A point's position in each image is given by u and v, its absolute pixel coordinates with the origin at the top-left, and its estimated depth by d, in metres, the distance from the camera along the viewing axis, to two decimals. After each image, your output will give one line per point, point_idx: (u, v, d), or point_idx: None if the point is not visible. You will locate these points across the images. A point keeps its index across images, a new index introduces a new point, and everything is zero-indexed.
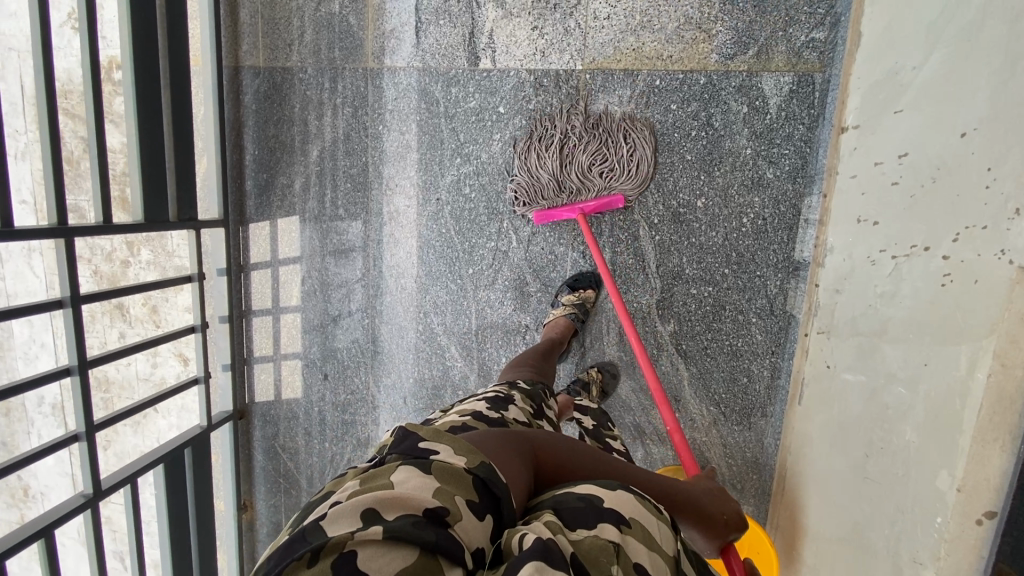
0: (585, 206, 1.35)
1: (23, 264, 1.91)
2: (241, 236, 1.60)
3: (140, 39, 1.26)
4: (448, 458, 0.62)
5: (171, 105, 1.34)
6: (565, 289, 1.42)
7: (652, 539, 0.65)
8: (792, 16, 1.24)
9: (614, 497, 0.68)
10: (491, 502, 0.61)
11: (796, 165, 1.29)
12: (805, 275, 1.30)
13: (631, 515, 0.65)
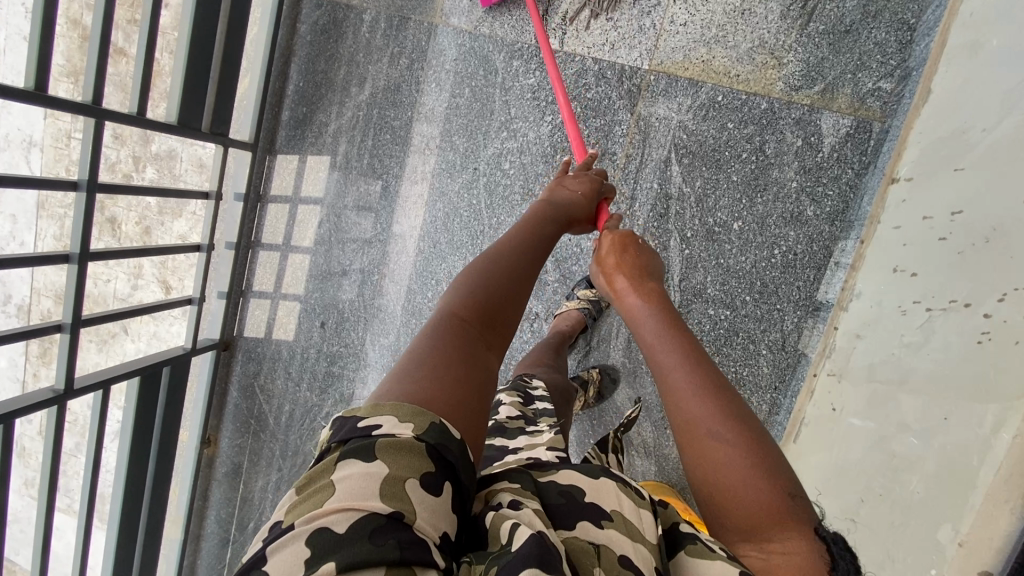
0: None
1: (19, 157, 1.84)
2: (265, 165, 1.55)
3: None
4: (392, 431, 0.51)
5: (230, 14, 1.30)
6: (583, 282, 1.40)
7: (638, 533, 0.58)
8: (864, 61, 1.25)
9: (598, 490, 0.61)
10: (449, 469, 0.51)
11: (836, 208, 1.29)
12: (825, 318, 1.29)
13: (613, 508, 0.60)
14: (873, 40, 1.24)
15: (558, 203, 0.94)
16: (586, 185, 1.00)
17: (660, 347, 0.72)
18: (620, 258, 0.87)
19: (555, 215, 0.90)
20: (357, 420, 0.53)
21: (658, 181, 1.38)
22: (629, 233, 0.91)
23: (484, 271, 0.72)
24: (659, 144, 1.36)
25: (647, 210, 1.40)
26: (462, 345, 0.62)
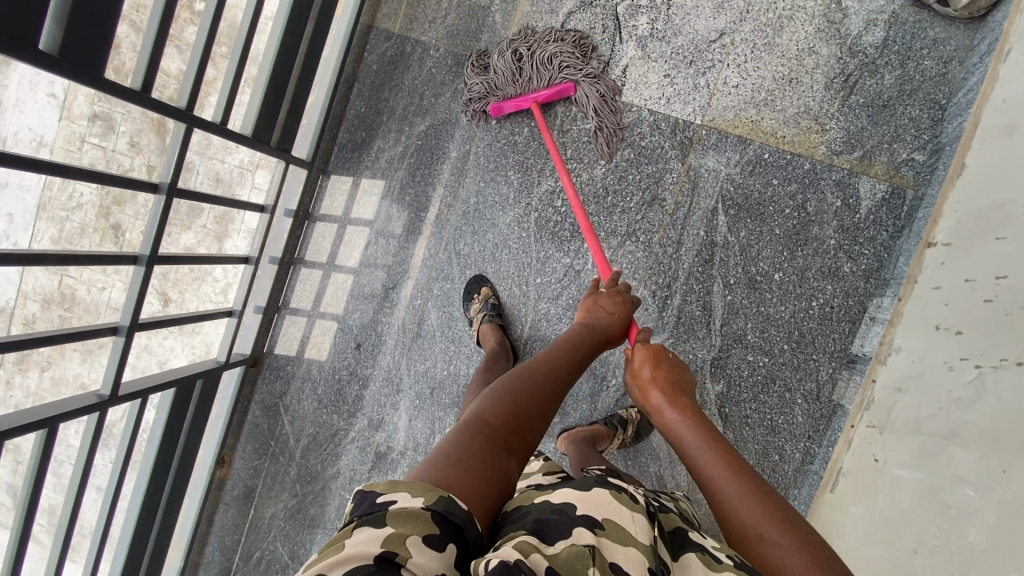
0: (537, 94, 1.40)
1: None
2: (318, 185, 1.57)
3: None
4: (403, 503, 0.59)
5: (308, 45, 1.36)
6: (468, 304, 1.48)
7: (628, 536, 0.64)
8: (898, 134, 1.36)
9: (590, 503, 0.67)
10: (452, 531, 0.58)
11: (871, 266, 1.37)
12: (861, 370, 1.34)
13: (606, 517, 0.65)
14: (908, 116, 1.36)
15: (590, 329, 1.07)
16: (618, 306, 1.12)
17: (704, 453, 0.86)
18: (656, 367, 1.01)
19: (583, 341, 1.03)
20: (376, 495, 0.60)
21: (705, 229, 1.43)
22: (660, 346, 1.04)
23: (507, 390, 0.86)
24: (707, 195, 1.43)
25: (692, 255, 1.44)
26: (481, 452, 0.73)
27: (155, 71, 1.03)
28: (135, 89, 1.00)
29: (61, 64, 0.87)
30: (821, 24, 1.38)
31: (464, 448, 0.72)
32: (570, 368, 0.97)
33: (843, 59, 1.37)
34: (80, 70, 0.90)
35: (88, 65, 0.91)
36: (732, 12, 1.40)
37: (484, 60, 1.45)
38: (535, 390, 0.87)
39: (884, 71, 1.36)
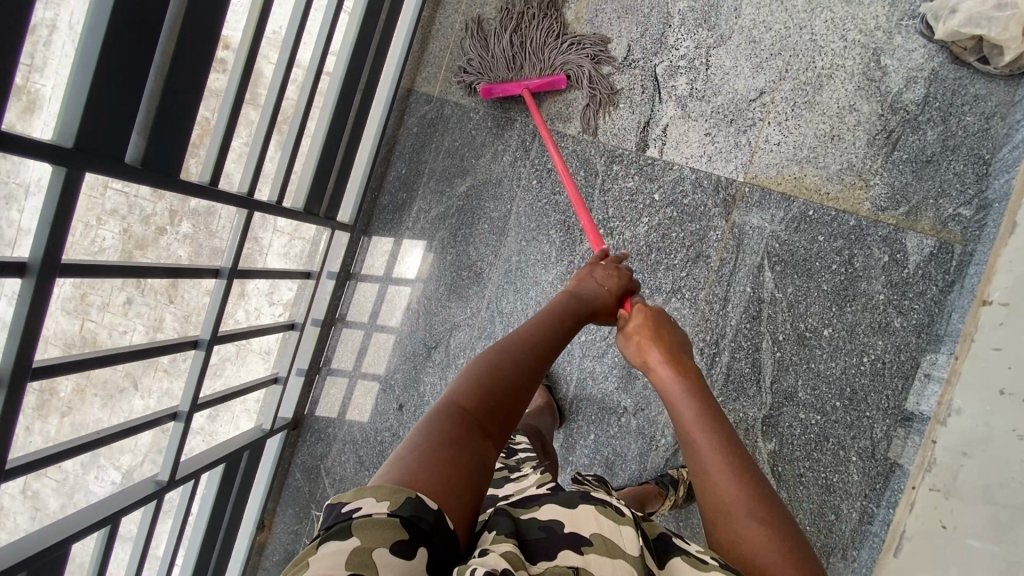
0: (530, 81, 1.44)
1: None
2: (359, 245, 1.58)
3: (355, 56, 1.33)
4: (370, 510, 0.54)
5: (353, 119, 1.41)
6: None
7: (615, 549, 0.61)
8: (944, 189, 1.36)
9: (576, 519, 0.65)
10: (425, 536, 0.54)
11: (922, 321, 1.36)
12: (919, 429, 1.32)
13: (592, 531, 0.63)
14: (953, 171, 1.36)
15: (578, 298, 1.03)
16: (612, 281, 1.09)
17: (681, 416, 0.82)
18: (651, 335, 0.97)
19: (569, 311, 0.98)
20: (342, 504, 0.56)
21: (751, 285, 1.42)
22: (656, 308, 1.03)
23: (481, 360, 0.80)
24: (752, 251, 1.42)
25: (740, 312, 1.43)
26: (458, 435, 0.67)
27: (225, 163, 1.04)
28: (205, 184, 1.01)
29: (145, 171, 0.88)
30: (861, 82, 1.39)
31: (445, 430, 0.66)
32: (552, 330, 0.90)
33: (883, 116, 1.38)
34: (161, 174, 0.91)
35: (167, 168, 0.92)
36: (771, 72, 1.42)
37: (483, 39, 1.48)
38: (520, 359, 0.81)
39: (926, 127, 1.37)
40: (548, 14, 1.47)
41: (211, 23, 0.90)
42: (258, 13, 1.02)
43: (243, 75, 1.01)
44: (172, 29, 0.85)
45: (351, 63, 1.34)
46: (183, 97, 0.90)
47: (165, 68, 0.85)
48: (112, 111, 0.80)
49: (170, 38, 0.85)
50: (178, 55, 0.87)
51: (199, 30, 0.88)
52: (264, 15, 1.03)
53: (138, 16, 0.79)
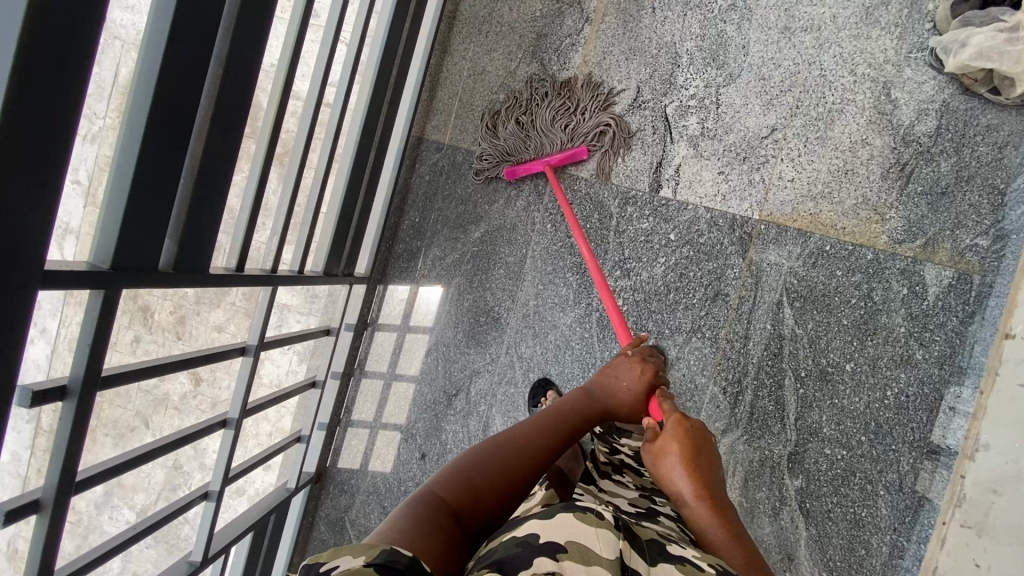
0: (551, 158, 1.45)
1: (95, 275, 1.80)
2: (375, 295, 1.58)
3: (367, 115, 1.34)
4: (347, 564, 0.53)
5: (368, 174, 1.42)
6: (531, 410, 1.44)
7: (591, 554, 0.61)
8: (960, 221, 1.36)
9: (551, 527, 0.64)
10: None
11: (944, 352, 1.35)
12: (947, 463, 1.31)
13: (567, 539, 0.62)
14: (967, 202, 1.36)
15: (592, 398, 1.01)
16: (635, 375, 1.05)
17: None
18: (686, 452, 0.85)
19: (575, 408, 0.97)
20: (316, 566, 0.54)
21: (771, 322, 1.42)
22: (692, 423, 0.90)
23: (476, 449, 0.82)
24: (771, 288, 1.42)
25: (761, 349, 1.43)
26: (438, 519, 0.67)
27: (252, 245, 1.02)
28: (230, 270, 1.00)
29: (178, 276, 0.83)
30: (872, 116, 1.39)
31: (426, 513, 0.68)
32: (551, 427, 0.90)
33: (896, 149, 1.38)
34: (192, 274, 0.86)
35: (198, 266, 0.87)
36: (782, 108, 1.42)
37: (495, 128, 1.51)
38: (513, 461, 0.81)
39: (939, 159, 1.37)
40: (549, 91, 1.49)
41: (240, 114, 0.85)
42: (280, 92, 1.00)
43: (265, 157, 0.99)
44: (201, 130, 0.80)
45: (365, 124, 1.35)
46: (213, 194, 0.85)
47: (196, 171, 0.81)
48: (145, 222, 0.76)
49: (200, 137, 0.80)
50: (208, 152, 0.82)
51: (228, 123, 0.84)
52: (285, 92, 1.01)
53: (168, 126, 0.74)
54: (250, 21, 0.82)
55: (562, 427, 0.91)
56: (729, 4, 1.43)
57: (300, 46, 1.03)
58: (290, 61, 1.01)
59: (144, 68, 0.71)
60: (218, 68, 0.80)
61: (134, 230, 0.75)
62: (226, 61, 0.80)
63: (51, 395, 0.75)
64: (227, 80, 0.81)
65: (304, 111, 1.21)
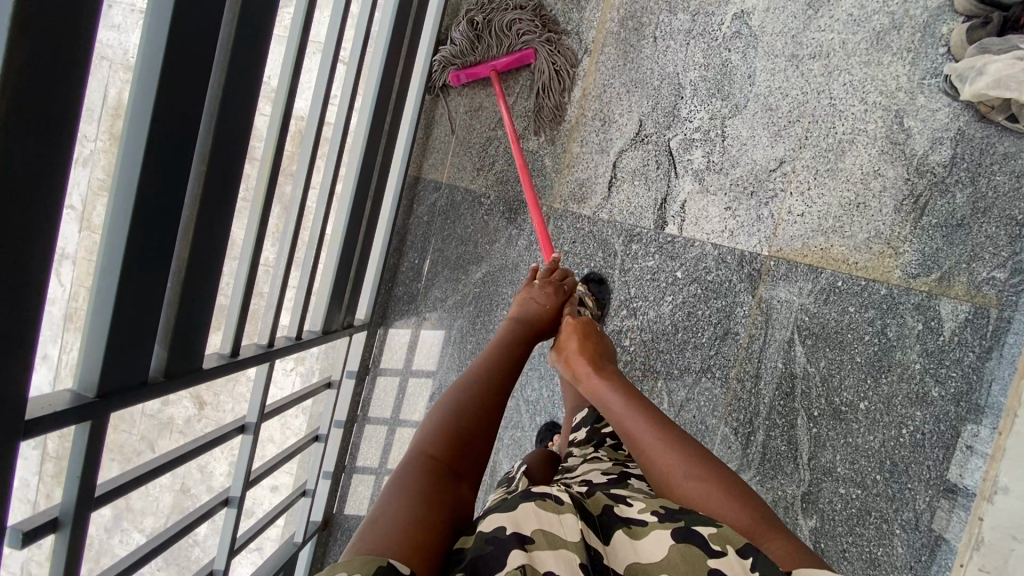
0: (497, 62, 1.44)
1: None
2: (377, 339, 1.55)
3: (363, 165, 1.30)
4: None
5: (366, 222, 1.39)
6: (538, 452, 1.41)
7: (556, 540, 0.62)
8: (976, 253, 1.30)
9: (516, 520, 0.64)
10: None
11: (961, 389, 1.29)
12: (964, 504, 1.26)
13: (533, 529, 0.63)
14: (984, 233, 1.29)
15: (521, 318, 1.10)
16: (550, 295, 1.18)
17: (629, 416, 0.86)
18: (579, 341, 1.05)
19: (516, 331, 1.03)
20: None
21: (782, 361, 1.39)
22: (586, 322, 1.09)
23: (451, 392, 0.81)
24: (782, 326, 1.39)
25: (772, 388, 1.40)
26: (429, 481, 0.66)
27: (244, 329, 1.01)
28: (224, 359, 0.98)
29: (171, 380, 0.81)
30: (884, 146, 1.34)
31: (414, 478, 0.66)
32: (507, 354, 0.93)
33: (910, 180, 1.33)
34: (186, 373, 0.84)
35: (190, 364, 0.85)
36: (790, 139, 1.37)
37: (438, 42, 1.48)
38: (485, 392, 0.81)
39: (954, 190, 1.31)
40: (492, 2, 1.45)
41: (227, 205, 0.83)
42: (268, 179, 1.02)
43: (256, 241, 1.01)
44: (185, 232, 0.78)
45: (360, 175, 1.31)
46: (203, 289, 0.83)
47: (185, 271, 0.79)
48: (133, 336, 0.73)
49: (186, 236, 0.78)
50: (196, 249, 0.80)
51: (214, 217, 0.82)
52: (274, 172, 1.04)
53: (152, 236, 0.71)
54: (232, 114, 0.79)
55: (511, 348, 0.96)
56: (734, 32, 1.38)
57: (287, 124, 1.03)
58: (277, 139, 1.03)
59: (121, 180, 0.68)
60: (201, 165, 0.78)
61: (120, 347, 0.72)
62: (208, 159, 0.77)
63: (41, 532, 0.73)
64: (211, 177, 0.78)
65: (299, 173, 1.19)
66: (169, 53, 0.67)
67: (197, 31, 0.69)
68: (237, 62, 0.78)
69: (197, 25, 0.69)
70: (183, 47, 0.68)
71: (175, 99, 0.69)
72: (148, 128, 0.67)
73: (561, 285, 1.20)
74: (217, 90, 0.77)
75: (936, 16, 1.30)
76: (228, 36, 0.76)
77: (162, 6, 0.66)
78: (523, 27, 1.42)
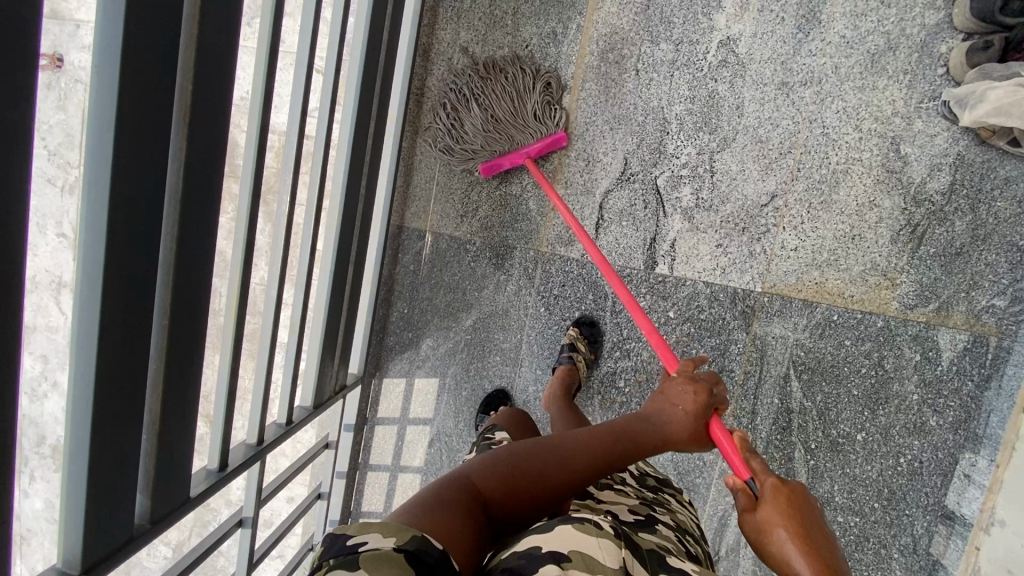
0: (529, 150, 1.37)
1: (49, 297, 1.95)
2: (373, 389, 1.57)
3: (341, 225, 1.26)
4: (376, 545, 0.56)
5: (353, 279, 1.36)
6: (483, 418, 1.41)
7: (594, 564, 0.61)
8: (976, 280, 1.24)
9: (554, 537, 0.65)
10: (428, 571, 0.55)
11: (959, 417, 1.26)
12: (962, 532, 1.23)
13: (570, 548, 0.63)
14: (984, 261, 1.23)
15: (644, 418, 0.89)
16: (689, 397, 0.89)
17: None
18: (792, 526, 0.69)
19: (627, 429, 0.86)
20: (346, 539, 0.57)
21: (779, 396, 1.38)
22: (796, 488, 0.73)
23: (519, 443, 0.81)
24: (777, 361, 1.37)
25: (769, 423, 1.40)
26: (461, 492, 0.70)
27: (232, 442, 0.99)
28: (213, 475, 0.96)
29: (156, 528, 0.81)
30: (880, 175, 1.28)
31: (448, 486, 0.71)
32: (598, 442, 0.83)
33: (907, 210, 1.27)
34: (172, 514, 0.84)
35: (176, 504, 0.85)
36: (782, 172, 1.32)
37: (452, 122, 1.39)
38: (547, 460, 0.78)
39: (953, 218, 1.25)
40: (501, 76, 1.37)
41: (195, 347, 0.83)
42: (237, 294, 0.97)
43: (233, 352, 0.97)
44: (155, 385, 0.78)
45: (340, 243, 1.26)
46: (180, 433, 0.83)
47: (157, 425, 0.79)
48: (108, 499, 0.73)
49: (156, 391, 0.78)
50: (167, 399, 0.80)
51: (184, 363, 0.81)
52: (245, 289, 0.98)
53: (114, 405, 0.71)
54: (189, 261, 0.79)
55: (610, 449, 0.82)
56: (720, 60, 1.33)
57: (253, 235, 0.98)
58: (244, 255, 0.96)
59: (80, 361, 0.67)
60: (164, 319, 0.77)
61: (95, 515, 0.72)
62: (169, 312, 0.77)
63: None
64: (174, 328, 0.78)
65: (274, 247, 1.15)
66: (110, 236, 0.66)
67: (139, 198, 0.69)
68: (190, 207, 0.77)
69: (142, 193, 0.69)
70: (123, 222, 0.68)
71: (122, 273, 0.69)
72: (97, 310, 0.67)
73: (705, 390, 0.89)
74: (171, 245, 0.76)
75: (934, 34, 1.22)
76: (175, 190, 0.75)
77: (96, 190, 0.65)
78: (545, 111, 1.36)
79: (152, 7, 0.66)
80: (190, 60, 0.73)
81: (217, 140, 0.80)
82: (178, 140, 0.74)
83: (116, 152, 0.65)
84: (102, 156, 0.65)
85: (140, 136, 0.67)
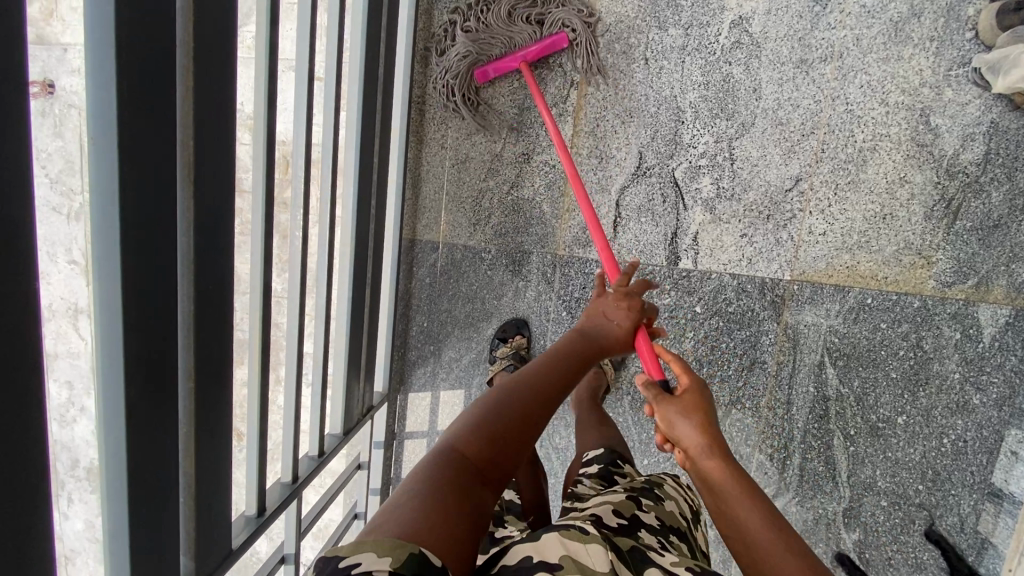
0: (526, 51, 1.31)
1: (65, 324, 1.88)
2: (400, 403, 1.56)
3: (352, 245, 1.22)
4: (371, 567, 0.50)
5: (371, 299, 1.34)
6: (498, 341, 1.42)
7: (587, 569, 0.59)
8: (1018, 252, 1.16)
9: (543, 547, 0.62)
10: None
11: (1003, 393, 1.17)
12: (1011, 509, 1.15)
13: (561, 555, 0.60)
14: None
15: (588, 334, 0.93)
16: (622, 310, 0.97)
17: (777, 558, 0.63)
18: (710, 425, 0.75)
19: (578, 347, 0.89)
20: (339, 560, 0.52)
21: (815, 384, 1.34)
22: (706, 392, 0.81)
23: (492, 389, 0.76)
24: (810, 350, 1.33)
25: (806, 413, 1.35)
26: (453, 473, 0.64)
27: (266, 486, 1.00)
28: (254, 520, 0.98)
29: None
30: (910, 150, 1.22)
31: (439, 467, 0.64)
32: (560, 366, 0.82)
33: (940, 184, 1.20)
34: (219, 567, 0.87)
35: (220, 557, 0.88)
36: (805, 155, 1.28)
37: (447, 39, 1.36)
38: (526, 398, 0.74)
39: (990, 189, 1.17)
40: None
41: (221, 403, 0.83)
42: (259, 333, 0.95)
43: (260, 396, 0.96)
44: (187, 447, 0.78)
45: (355, 264, 1.23)
46: (216, 489, 0.84)
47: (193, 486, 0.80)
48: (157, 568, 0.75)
49: (189, 453, 0.79)
50: (200, 459, 0.80)
51: (212, 422, 0.82)
52: (266, 328, 0.96)
53: (153, 477, 0.72)
54: (206, 321, 0.78)
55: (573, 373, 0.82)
56: (732, 42, 1.29)
57: (269, 273, 0.95)
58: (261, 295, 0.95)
59: (111, 442, 0.67)
60: (188, 380, 0.77)
61: None
62: (195, 374, 0.76)
63: None
64: (200, 388, 0.78)
65: (290, 274, 1.11)
66: (127, 314, 0.65)
67: (153, 265, 0.67)
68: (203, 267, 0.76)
69: (155, 260, 0.68)
70: (142, 297, 0.67)
71: (144, 347, 0.68)
72: (121, 388, 0.66)
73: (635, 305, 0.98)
74: (188, 308, 0.75)
75: None
76: (187, 252, 0.74)
77: (106, 269, 0.63)
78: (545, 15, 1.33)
79: (144, 72, 0.63)
80: (189, 118, 0.71)
81: (221, 189, 0.78)
82: (185, 201, 0.73)
83: (124, 226, 0.63)
84: (111, 235, 0.63)
85: (145, 192, 0.65)
